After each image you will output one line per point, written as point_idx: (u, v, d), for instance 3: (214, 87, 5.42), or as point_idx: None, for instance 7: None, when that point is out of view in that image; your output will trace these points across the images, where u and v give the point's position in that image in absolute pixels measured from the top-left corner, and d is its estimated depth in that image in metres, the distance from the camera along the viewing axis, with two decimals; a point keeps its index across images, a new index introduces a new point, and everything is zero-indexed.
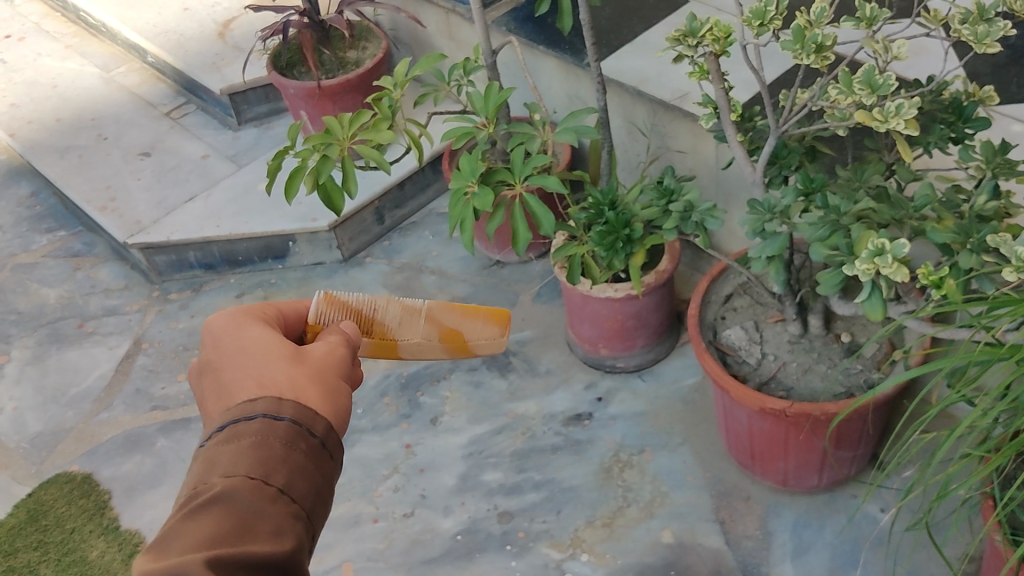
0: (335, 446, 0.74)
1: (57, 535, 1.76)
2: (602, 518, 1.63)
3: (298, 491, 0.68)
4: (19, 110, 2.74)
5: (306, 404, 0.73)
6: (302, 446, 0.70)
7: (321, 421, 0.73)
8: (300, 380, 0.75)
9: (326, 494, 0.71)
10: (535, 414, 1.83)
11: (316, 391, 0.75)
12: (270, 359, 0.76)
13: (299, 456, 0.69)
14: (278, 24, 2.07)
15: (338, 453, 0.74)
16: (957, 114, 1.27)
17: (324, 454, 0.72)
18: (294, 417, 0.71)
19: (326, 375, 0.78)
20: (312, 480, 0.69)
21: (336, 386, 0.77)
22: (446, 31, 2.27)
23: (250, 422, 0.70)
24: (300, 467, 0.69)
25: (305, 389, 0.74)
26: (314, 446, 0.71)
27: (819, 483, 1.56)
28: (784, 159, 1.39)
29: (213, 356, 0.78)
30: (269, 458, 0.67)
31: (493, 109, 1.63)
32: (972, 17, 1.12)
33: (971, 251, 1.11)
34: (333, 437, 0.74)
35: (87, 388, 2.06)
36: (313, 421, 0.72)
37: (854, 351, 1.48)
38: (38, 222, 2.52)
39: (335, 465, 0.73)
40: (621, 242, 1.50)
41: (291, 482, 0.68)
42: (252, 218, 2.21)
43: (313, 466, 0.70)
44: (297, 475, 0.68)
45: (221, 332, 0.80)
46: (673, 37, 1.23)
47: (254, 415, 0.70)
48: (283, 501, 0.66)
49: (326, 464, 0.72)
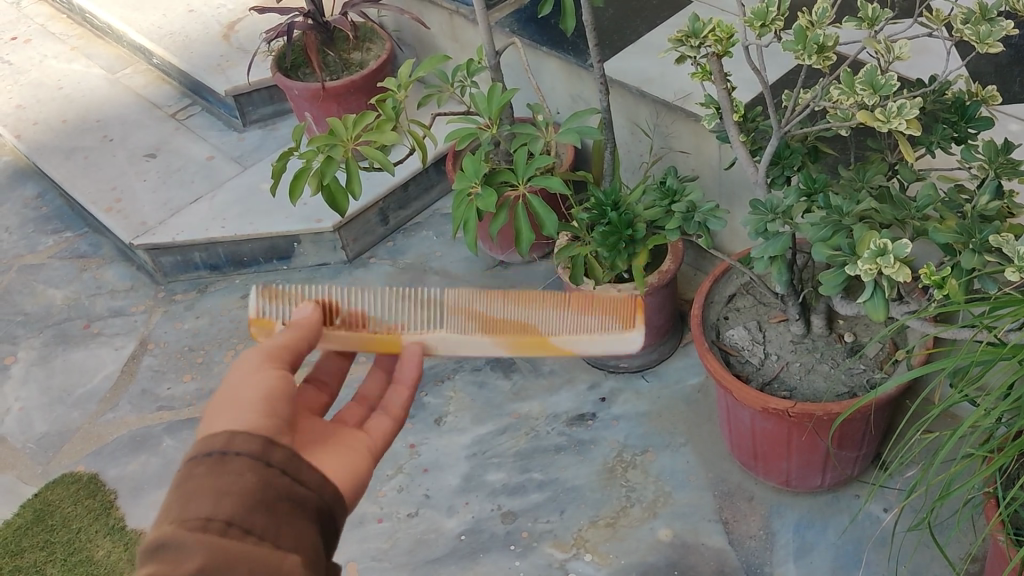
0: (247, 442, 0.73)
1: (63, 535, 1.77)
2: (605, 517, 1.63)
3: (201, 505, 0.68)
4: (24, 112, 2.76)
5: (207, 434, 0.74)
6: (198, 469, 0.71)
7: (218, 436, 0.73)
8: (209, 418, 0.77)
9: (252, 486, 0.71)
10: (539, 415, 1.83)
11: (226, 414, 0.76)
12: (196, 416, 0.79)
13: (197, 478, 0.70)
14: (283, 25, 2.08)
15: (260, 444, 0.74)
16: (960, 113, 1.27)
17: (230, 455, 0.72)
18: (196, 450, 0.73)
19: (230, 394, 0.79)
20: (216, 486, 0.69)
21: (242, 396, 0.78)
22: (450, 33, 2.28)
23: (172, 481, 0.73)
24: (200, 485, 0.69)
25: (211, 422, 0.76)
26: (217, 459, 0.72)
27: (822, 483, 1.56)
28: (786, 160, 1.39)
29: None
30: (169, 500, 0.69)
31: (497, 110, 1.63)
32: (975, 17, 1.12)
33: (974, 251, 1.10)
34: (239, 438, 0.73)
35: (94, 388, 2.07)
36: (210, 441, 0.73)
37: (856, 350, 1.48)
38: (44, 223, 2.53)
39: (258, 457, 0.73)
40: (624, 243, 1.49)
41: (190, 506, 0.68)
42: (257, 219, 2.22)
43: (216, 474, 0.70)
44: (197, 493, 0.69)
45: None
46: (675, 38, 1.22)
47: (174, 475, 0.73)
48: (188, 522, 0.67)
49: (235, 463, 0.71)
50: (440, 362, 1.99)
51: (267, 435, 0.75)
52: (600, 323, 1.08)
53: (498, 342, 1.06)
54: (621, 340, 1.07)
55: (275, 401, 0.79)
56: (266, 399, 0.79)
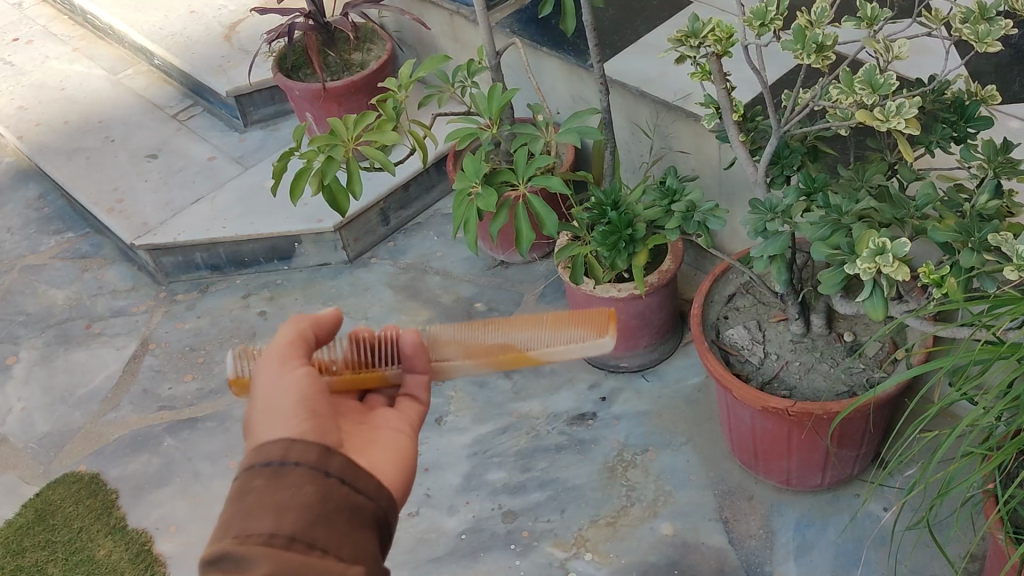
0: (305, 451, 0.69)
1: (65, 534, 1.77)
2: (606, 517, 1.64)
3: (261, 522, 0.65)
4: (27, 113, 2.76)
5: (263, 442, 0.71)
6: (257, 481, 0.67)
7: (276, 444, 0.70)
8: (263, 424, 0.73)
9: (313, 497, 0.67)
10: (539, 414, 1.84)
11: (278, 420, 0.73)
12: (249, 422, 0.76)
13: (256, 490, 0.67)
14: (284, 27, 2.08)
15: (317, 451, 0.70)
16: (960, 113, 1.27)
17: (288, 466, 0.68)
18: (252, 458, 0.70)
19: (278, 398, 0.75)
20: (274, 502, 0.66)
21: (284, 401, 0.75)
22: (451, 33, 2.28)
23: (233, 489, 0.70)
24: (260, 498, 0.66)
25: (267, 429, 0.72)
26: (275, 469, 0.68)
27: (822, 482, 1.56)
28: (786, 159, 1.39)
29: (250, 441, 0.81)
30: (229, 518, 0.66)
31: (497, 110, 1.64)
32: (974, 17, 1.12)
33: (973, 249, 1.11)
34: (297, 445, 0.70)
35: (96, 388, 2.07)
36: (267, 450, 0.70)
37: (856, 350, 1.48)
38: (46, 224, 2.53)
39: (317, 464, 0.69)
40: (624, 243, 1.49)
41: (249, 523, 0.65)
42: (259, 219, 2.22)
43: (275, 487, 0.67)
44: (255, 510, 0.66)
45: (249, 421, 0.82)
46: (675, 38, 1.23)
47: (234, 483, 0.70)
48: (250, 540, 0.64)
49: (295, 474, 0.68)
50: None
51: (323, 442, 0.71)
52: (574, 337, 1.04)
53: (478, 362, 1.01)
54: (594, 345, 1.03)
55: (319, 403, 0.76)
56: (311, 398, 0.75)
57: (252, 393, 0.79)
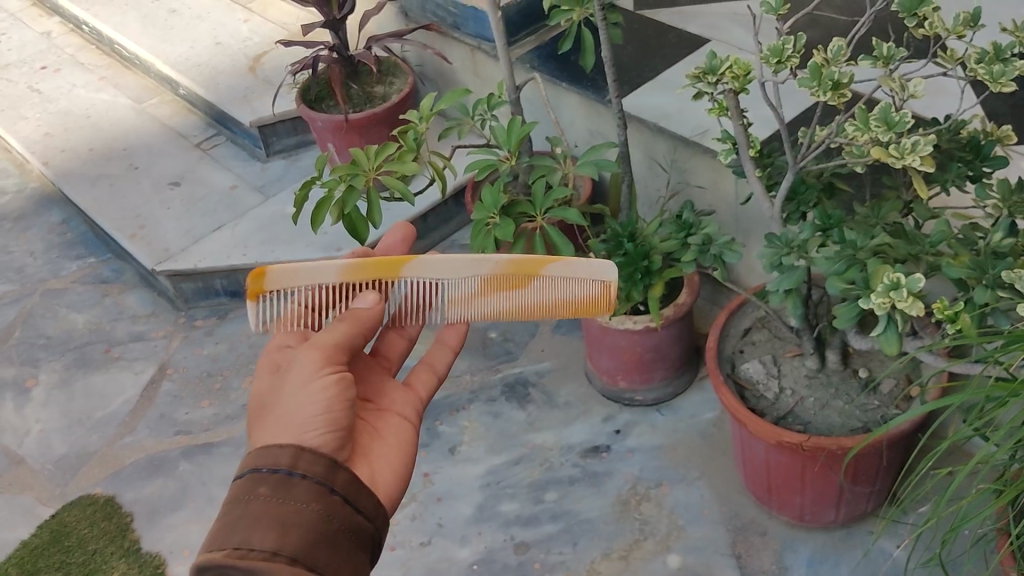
0: (311, 465, 0.84)
1: (79, 556, 1.78)
2: (618, 550, 1.63)
3: (264, 538, 0.77)
4: (52, 139, 2.81)
5: (274, 444, 0.85)
6: (262, 489, 0.80)
7: (284, 454, 0.84)
8: (277, 430, 0.89)
9: (316, 514, 0.81)
10: (553, 446, 1.84)
11: (289, 433, 0.88)
12: (267, 415, 0.92)
13: (261, 499, 0.80)
14: (309, 59, 2.12)
15: (322, 468, 0.84)
16: (975, 152, 1.28)
17: (294, 479, 0.82)
18: (263, 460, 0.83)
19: (298, 410, 0.90)
20: (279, 516, 0.79)
21: (309, 409, 0.90)
22: (472, 68, 2.32)
23: (237, 481, 0.83)
24: (266, 510, 0.79)
25: (278, 435, 0.88)
26: (281, 479, 0.82)
27: (836, 518, 1.56)
28: (802, 195, 1.41)
29: (257, 406, 0.97)
30: (229, 528, 0.78)
31: (516, 143, 1.66)
32: (989, 57, 1.13)
33: (987, 286, 1.12)
34: (304, 459, 0.84)
35: (113, 412, 2.09)
36: (275, 459, 0.83)
37: (871, 386, 1.49)
38: (69, 249, 2.57)
39: (321, 483, 0.83)
40: (640, 274, 1.51)
41: (255, 537, 0.77)
42: (279, 247, 2.25)
43: (278, 499, 0.80)
44: (258, 525, 0.78)
45: (263, 388, 0.99)
46: (693, 74, 1.25)
47: (239, 475, 0.83)
48: (251, 553, 0.76)
49: (301, 488, 0.82)
50: (456, 392, 1.99)
51: (327, 459, 0.86)
52: (585, 274, 1.16)
53: (497, 263, 1.11)
54: (591, 264, 1.16)
55: (336, 415, 0.92)
56: (326, 415, 0.91)
57: (285, 387, 0.94)
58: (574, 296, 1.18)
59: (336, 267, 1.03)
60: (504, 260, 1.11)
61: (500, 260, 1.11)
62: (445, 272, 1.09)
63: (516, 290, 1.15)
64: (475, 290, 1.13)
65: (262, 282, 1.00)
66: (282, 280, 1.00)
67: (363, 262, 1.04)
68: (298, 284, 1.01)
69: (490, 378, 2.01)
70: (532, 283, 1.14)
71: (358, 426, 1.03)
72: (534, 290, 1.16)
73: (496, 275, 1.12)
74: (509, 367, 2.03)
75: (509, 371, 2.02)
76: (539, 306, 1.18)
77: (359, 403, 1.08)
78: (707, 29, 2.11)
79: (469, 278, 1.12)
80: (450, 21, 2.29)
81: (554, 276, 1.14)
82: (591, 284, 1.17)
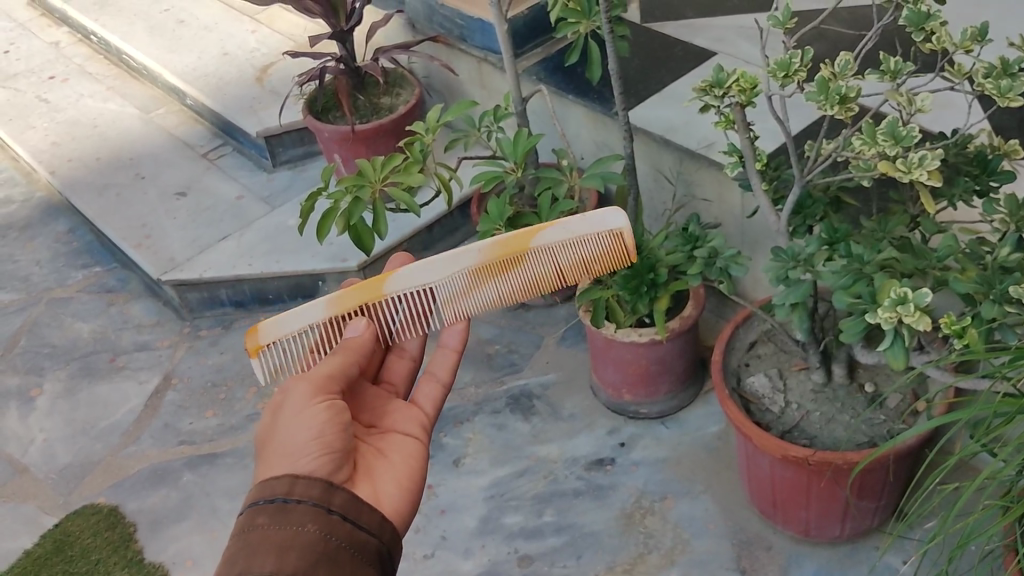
0: (307, 489, 0.84)
1: (82, 566, 1.78)
2: (622, 564, 1.63)
3: (264, 564, 0.77)
4: (60, 149, 2.82)
5: (269, 476, 0.85)
6: (260, 519, 0.80)
7: (279, 483, 0.84)
8: (273, 462, 0.89)
9: (314, 536, 0.80)
10: (558, 459, 1.83)
11: (286, 463, 0.88)
12: (265, 450, 0.92)
13: (260, 529, 0.80)
14: (316, 70, 2.13)
15: (319, 489, 0.84)
16: (981, 167, 1.28)
17: (290, 505, 0.82)
18: (259, 493, 0.83)
19: (292, 439, 0.91)
20: (277, 542, 0.79)
21: (303, 436, 0.91)
22: (478, 80, 2.32)
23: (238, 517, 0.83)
24: (265, 539, 0.79)
25: (274, 467, 0.88)
26: (277, 508, 0.81)
27: (841, 534, 1.55)
28: (808, 209, 1.40)
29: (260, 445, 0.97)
30: (230, 562, 0.78)
31: (522, 155, 1.66)
32: (996, 72, 1.13)
33: (994, 301, 1.11)
34: (299, 484, 0.84)
35: (117, 421, 2.09)
36: (271, 490, 0.83)
37: (877, 401, 1.48)
38: (74, 258, 2.57)
39: (318, 504, 0.83)
40: (646, 286, 1.53)
41: (255, 565, 0.77)
42: (284, 257, 2.25)
43: (276, 527, 0.80)
44: (257, 555, 0.78)
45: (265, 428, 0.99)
46: (699, 88, 1.25)
47: (240, 511, 0.83)
48: None
49: (298, 512, 0.82)
50: (460, 403, 1.99)
51: (324, 482, 0.86)
52: (579, 236, 1.17)
53: (482, 249, 1.13)
54: (584, 223, 1.16)
55: (330, 438, 0.92)
56: (320, 440, 0.91)
57: (279, 421, 0.94)
58: (580, 259, 1.19)
59: (320, 304, 1.08)
60: (488, 246, 1.13)
61: (483, 247, 1.13)
62: (430, 274, 1.11)
63: (513, 269, 1.16)
64: (470, 284, 1.15)
65: (256, 337, 1.07)
66: (274, 332, 1.07)
67: (347, 291, 1.09)
68: (290, 332, 1.08)
69: (495, 390, 2.00)
70: (526, 258, 1.15)
71: (361, 448, 1.03)
72: (533, 264, 1.17)
73: (485, 262, 1.13)
74: (513, 379, 2.02)
75: (514, 383, 2.02)
76: (547, 274, 1.19)
77: (363, 428, 1.08)
78: (714, 42, 2.11)
79: (460, 274, 1.13)
80: (456, 33, 2.30)
81: (545, 246, 1.15)
82: (599, 238, 1.18)
